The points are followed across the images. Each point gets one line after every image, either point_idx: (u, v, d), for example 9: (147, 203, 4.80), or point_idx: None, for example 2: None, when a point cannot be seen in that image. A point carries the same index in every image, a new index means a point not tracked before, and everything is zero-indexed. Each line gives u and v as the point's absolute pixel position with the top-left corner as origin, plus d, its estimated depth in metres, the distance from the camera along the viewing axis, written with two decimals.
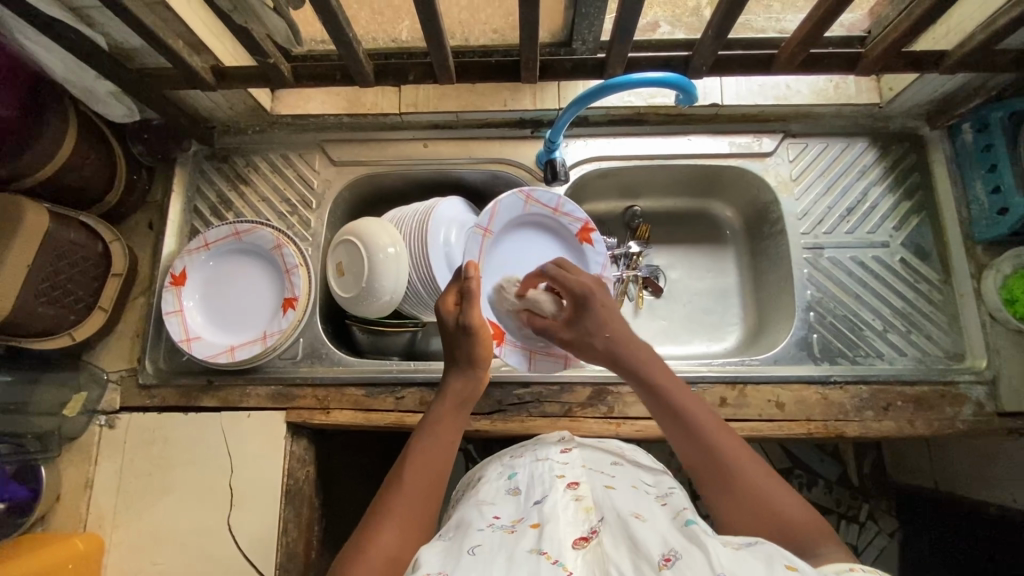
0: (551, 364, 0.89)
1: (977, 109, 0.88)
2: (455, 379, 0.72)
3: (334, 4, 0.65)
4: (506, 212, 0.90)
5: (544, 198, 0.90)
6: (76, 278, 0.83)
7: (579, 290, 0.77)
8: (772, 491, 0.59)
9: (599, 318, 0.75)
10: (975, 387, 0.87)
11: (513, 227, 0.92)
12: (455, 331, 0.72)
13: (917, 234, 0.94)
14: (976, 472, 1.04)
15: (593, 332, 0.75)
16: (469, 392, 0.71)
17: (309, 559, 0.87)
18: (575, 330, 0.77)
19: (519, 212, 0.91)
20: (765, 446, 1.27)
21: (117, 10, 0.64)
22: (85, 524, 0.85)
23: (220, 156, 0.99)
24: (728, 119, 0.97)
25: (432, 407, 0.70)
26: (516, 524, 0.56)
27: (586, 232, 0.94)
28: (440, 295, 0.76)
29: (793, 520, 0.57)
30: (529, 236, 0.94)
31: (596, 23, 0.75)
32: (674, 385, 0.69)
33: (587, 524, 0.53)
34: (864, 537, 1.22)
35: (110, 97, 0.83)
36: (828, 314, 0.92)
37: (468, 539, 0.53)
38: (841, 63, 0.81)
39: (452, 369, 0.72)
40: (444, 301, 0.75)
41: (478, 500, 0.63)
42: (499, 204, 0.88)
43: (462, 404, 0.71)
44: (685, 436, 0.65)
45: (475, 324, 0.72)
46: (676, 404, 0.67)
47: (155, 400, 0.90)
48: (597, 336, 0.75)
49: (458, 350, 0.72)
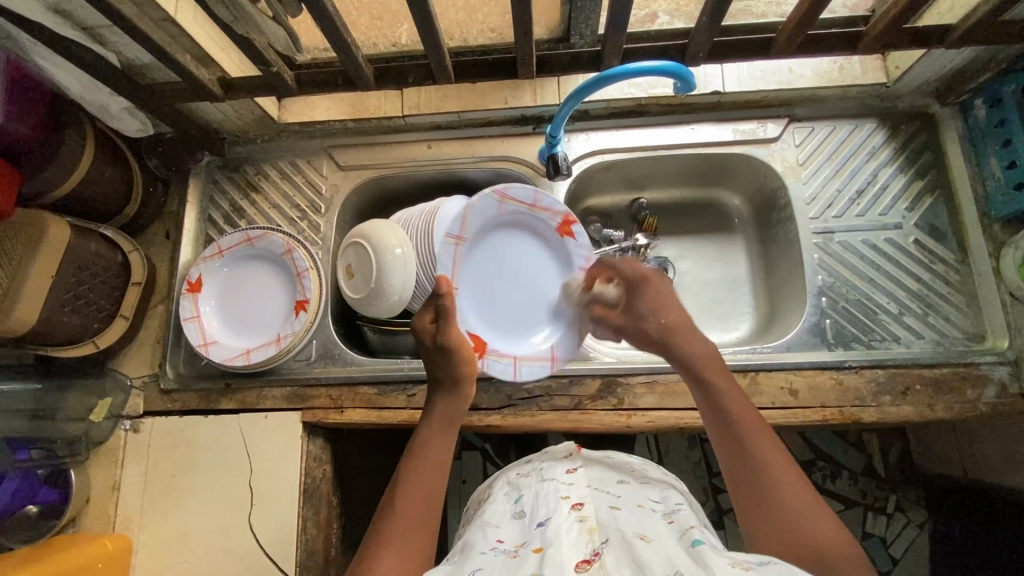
0: (537, 368, 0.89)
1: (988, 83, 0.86)
2: (441, 399, 0.74)
3: (332, 10, 0.67)
4: (478, 218, 0.91)
5: (519, 194, 0.90)
6: (97, 288, 0.86)
7: (629, 279, 0.80)
8: (801, 502, 0.58)
9: (655, 307, 0.77)
10: (997, 368, 0.85)
11: (487, 230, 0.93)
12: (435, 352, 0.74)
13: (932, 214, 0.92)
14: (1006, 459, 1.00)
15: (645, 316, 0.78)
16: (456, 409, 0.73)
17: (328, 555, 0.89)
18: (628, 316, 0.80)
19: (491, 214, 0.92)
20: (785, 437, 1.25)
21: (126, 28, 0.67)
22: (114, 525, 0.88)
23: (231, 166, 1.01)
24: (731, 106, 0.96)
25: (420, 430, 0.71)
26: (518, 548, 0.56)
27: (567, 225, 0.94)
28: (418, 313, 0.78)
29: (824, 540, 0.56)
30: (507, 237, 0.94)
31: (593, 15, 0.75)
32: (726, 381, 0.69)
33: (591, 546, 0.53)
34: (893, 529, 1.19)
35: (125, 113, 0.86)
36: (840, 299, 0.90)
37: (470, 565, 0.55)
38: (841, 43, 0.80)
39: (439, 391, 0.74)
40: (420, 322, 0.77)
41: (484, 522, 0.64)
42: (467, 211, 0.89)
43: (451, 423, 0.72)
44: (724, 432, 0.65)
45: (453, 342, 0.74)
46: (722, 397, 0.67)
47: (177, 404, 0.93)
48: (651, 320, 0.77)
49: (440, 371, 0.74)
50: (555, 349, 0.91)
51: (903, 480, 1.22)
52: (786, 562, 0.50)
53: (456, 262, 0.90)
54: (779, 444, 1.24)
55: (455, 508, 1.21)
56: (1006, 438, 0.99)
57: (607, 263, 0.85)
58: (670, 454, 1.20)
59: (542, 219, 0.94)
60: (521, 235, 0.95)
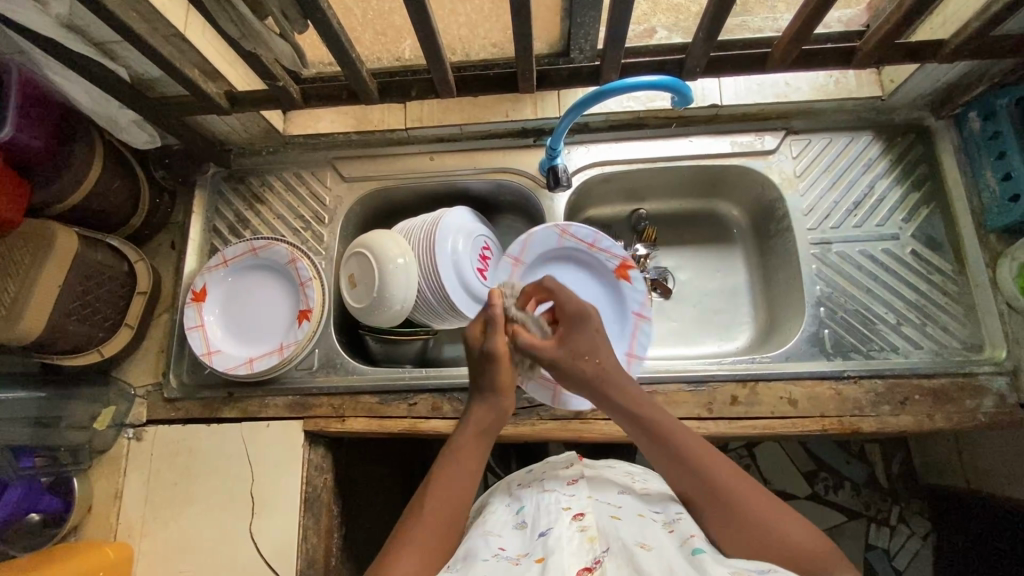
0: (580, 399, 0.87)
1: (982, 96, 0.87)
2: (478, 405, 0.71)
3: (338, 27, 0.68)
4: (541, 245, 0.93)
5: (579, 233, 0.92)
6: (103, 297, 0.88)
7: (571, 310, 0.75)
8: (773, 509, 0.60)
9: (591, 337, 0.72)
10: (996, 378, 0.85)
11: (550, 258, 0.95)
12: (480, 359, 0.73)
13: (928, 225, 0.93)
14: (1007, 470, 1.00)
15: (583, 354, 0.71)
16: (492, 418, 0.71)
17: (329, 565, 0.89)
18: (565, 348, 0.72)
19: (553, 245, 0.94)
20: (787, 448, 1.25)
21: (138, 44, 0.69)
22: (116, 533, 0.88)
23: (237, 178, 1.03)
24: (729, 119, 0.98)
25: (455, 435, 0.71)
26: (521, 557, 0.57)
27: (624, 268, 0.95)
28: (468, 325, 0.76)
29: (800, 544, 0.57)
30: (561, 269, 0.96)
31: (593, 31, 0.77)
32: (665, 419, 0.67)
33: (591, 554, 0.54)
34: (896, 541, 1.19)
35: (134, 125, 0.87)
36: (839, 309, 0.91)
37: (474, 571, 0.55)
38: (836, 58, 0.82)
39: (478, 398, 0.72)
40: (472, 331, 0.75)
41: (485, 531, 0.64)
42: (531, 236, 0.91)
43: (487, 431, 0.71)
44: (680, 467, 0.64)
45: (499, 351, 0.71)
46: (660, 424, 0.67)
47: (180, 412, 0.93)
48: (587, 361, 0.71)
49: (483, 378, 0.72)
50: None
51: (905, 491, 1.21)
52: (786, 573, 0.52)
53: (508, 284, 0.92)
54: (780, 454, 1.24)
55: None
56: (1005, 449, 0.99)
57: (547, 288, 0.78)
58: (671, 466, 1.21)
59: (599, 259, 0.96)
60: (583, 273, 0.97)
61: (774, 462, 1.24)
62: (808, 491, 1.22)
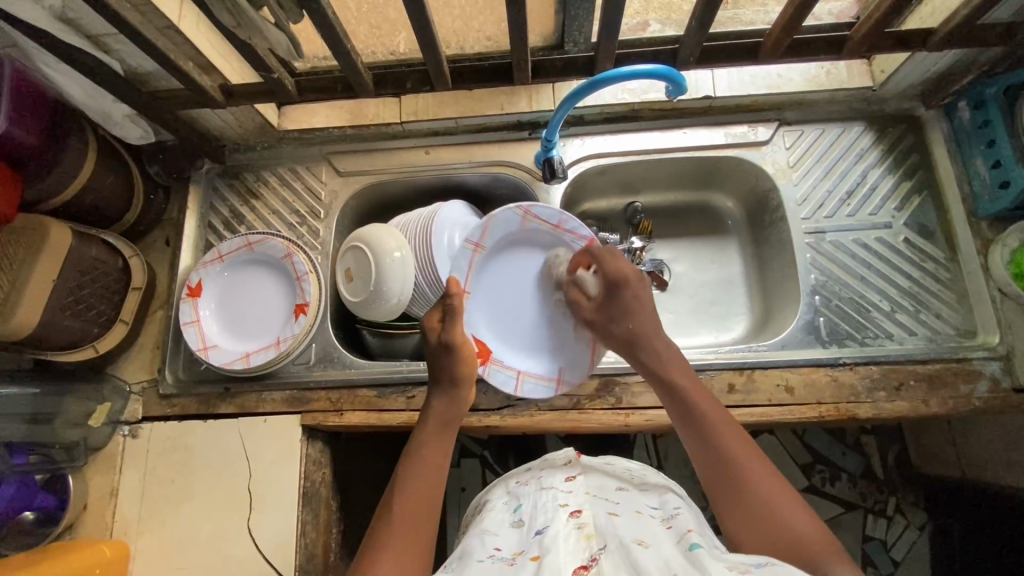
0: (540, 388, 0.88)
1: (972, 85, 0.88)
2: (439, 399, 0.74)
3: (334, 17, 0.68)
4: (500, 228, 0.87)
5: (543, 214, 0.87)
6: (98, 292, 0.87)
7: (614, 276, 0.80)
8: (778, 495, 0.59)
9: (627, 306, 0.78)
10: (990, 363, 0.86)
11: (511, 241, 0.89)
12: (438, 351, 0.76)
13: (921, 213, 0.94)
14: (1000, 459, 1.01)
15: (618, 317, 0.79)
16: (451, 411, 0.73)
17: (327, 560, 0.88)
18: (603, 313, 0.81)
19: (516, 228, 0.88)
20: (784, 440, 1.25)
21: (132, 35, 0.68)
22: (112, 531, 0.87)
23: (232, 173, 1.03)
24: (722, 110, 0.98)
25: (417, 430, 0.71)
26: (516, 556, 0.57)
27: None
28: (426, 313, 0.80)
29: (799, 532, 0.56)
30: (525, 252, 0.91)
31: (586, 24, 0.78)
32: (693, 387, 0.69)
33: (588, 553, 0.54)
34: (893, 532, 1.19)
35: (127, 119, 0.86)
36: (834, 297, 0.92)
37: (468, 572, 0.55)
38: (827, 48, 0.83)
39: (436, 390, 0.74)
40: (430, 319, 0.79)
41: (482, 530, 0.64)
42: (491, 219, 0.85)
43: (447, 423, 0.72)
44: (696, 438, 0.65)
45: (456, 342, 0.75)
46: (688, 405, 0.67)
47: (176, 409, 0.93)
48: (623, 324, 0.78)
49: (440, 369, 0.75)
50: (562, 372, 0.89)
51: (902, 482, 1.22)
52: (785, 564, 0.50)
53: (470, 271, 0.87)
54: (777, 447, 1.24)
55: (455, 516, 1.21)
56: (998, 437, 0.99)
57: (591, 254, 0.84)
58: (669, 459, 1.21)
59: (564, 241, 0.91)
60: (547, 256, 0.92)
61: (771, 455, 1.24)
62: (806, 483, 1.22)
